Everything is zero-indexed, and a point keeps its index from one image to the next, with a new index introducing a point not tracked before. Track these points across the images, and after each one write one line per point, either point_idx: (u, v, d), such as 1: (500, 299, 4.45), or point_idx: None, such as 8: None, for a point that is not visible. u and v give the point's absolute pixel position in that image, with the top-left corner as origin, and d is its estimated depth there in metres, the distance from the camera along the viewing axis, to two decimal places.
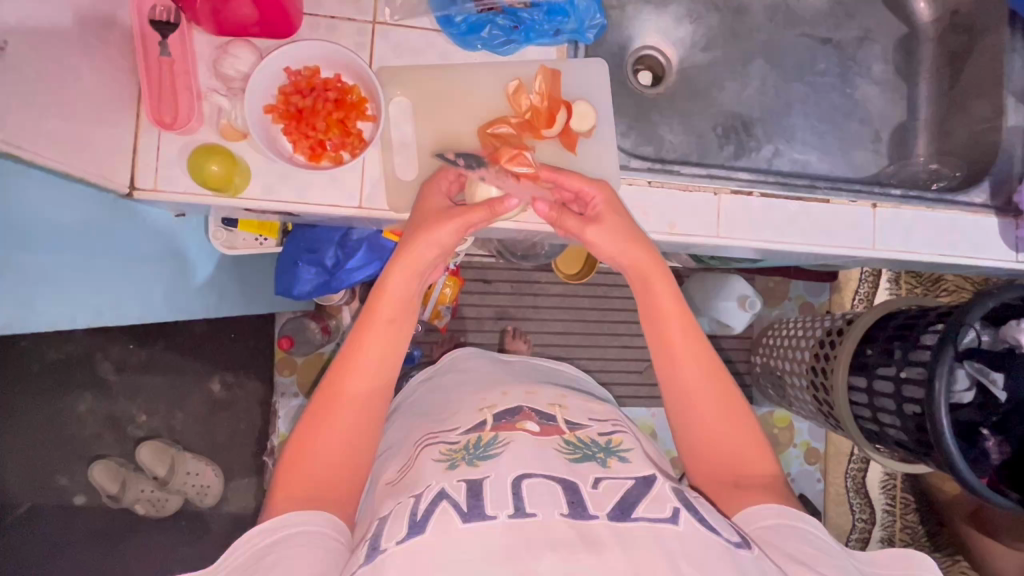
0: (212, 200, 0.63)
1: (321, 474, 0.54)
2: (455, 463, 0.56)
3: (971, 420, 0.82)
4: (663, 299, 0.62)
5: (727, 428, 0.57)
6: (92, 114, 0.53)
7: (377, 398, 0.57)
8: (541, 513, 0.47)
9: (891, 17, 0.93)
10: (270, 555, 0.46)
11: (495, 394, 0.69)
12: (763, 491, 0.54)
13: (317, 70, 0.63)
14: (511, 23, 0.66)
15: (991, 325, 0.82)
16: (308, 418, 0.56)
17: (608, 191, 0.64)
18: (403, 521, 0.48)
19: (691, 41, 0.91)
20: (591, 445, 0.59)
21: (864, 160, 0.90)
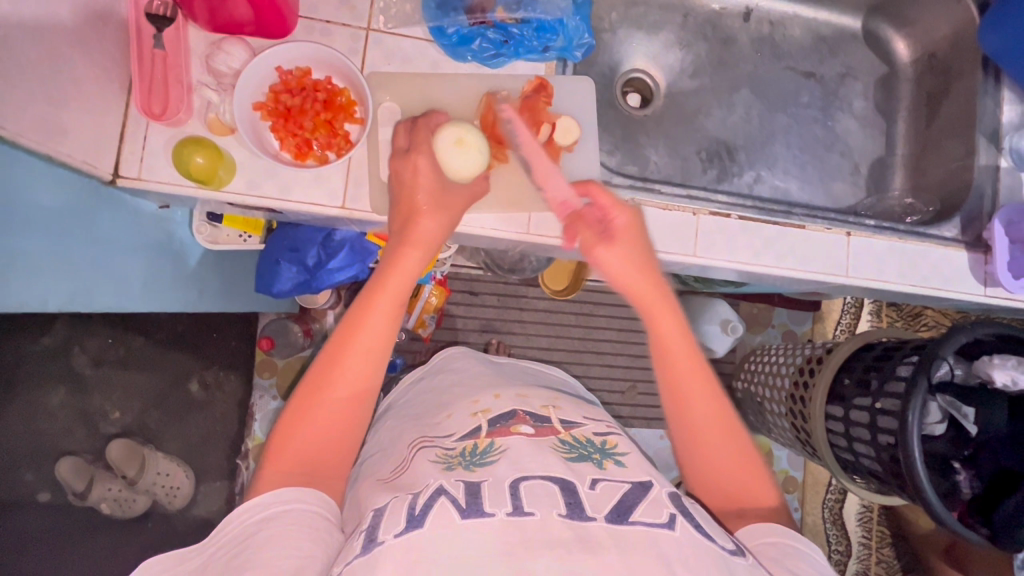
0: (194, 192, 0.63)
1: (313, 451, 0.56)
2: (452, 466, 0.56)
3: (942, 453, 0.83)
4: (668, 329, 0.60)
5: (723, 462, 0.59)
6: (80, 98, 0.53)
7: (362, 395, 0.58)
8: (539, 512, 0.47)
9: (872, 55, 0.96)
10: (262, 529, 0.49)
11: (487, 397, 0.69)
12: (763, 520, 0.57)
13: (308, 71, 0.64)
14: (501, 37, 0.68)
15: (965, 360, 0.85)
16: (291, 412, 0.57)
17: (635, 218, 0.64)
18: (400, 515, 0.49)
19: (681, 67, 0.94)
20: (587, 445, 0.59)
21: (843, 192, 0.93)
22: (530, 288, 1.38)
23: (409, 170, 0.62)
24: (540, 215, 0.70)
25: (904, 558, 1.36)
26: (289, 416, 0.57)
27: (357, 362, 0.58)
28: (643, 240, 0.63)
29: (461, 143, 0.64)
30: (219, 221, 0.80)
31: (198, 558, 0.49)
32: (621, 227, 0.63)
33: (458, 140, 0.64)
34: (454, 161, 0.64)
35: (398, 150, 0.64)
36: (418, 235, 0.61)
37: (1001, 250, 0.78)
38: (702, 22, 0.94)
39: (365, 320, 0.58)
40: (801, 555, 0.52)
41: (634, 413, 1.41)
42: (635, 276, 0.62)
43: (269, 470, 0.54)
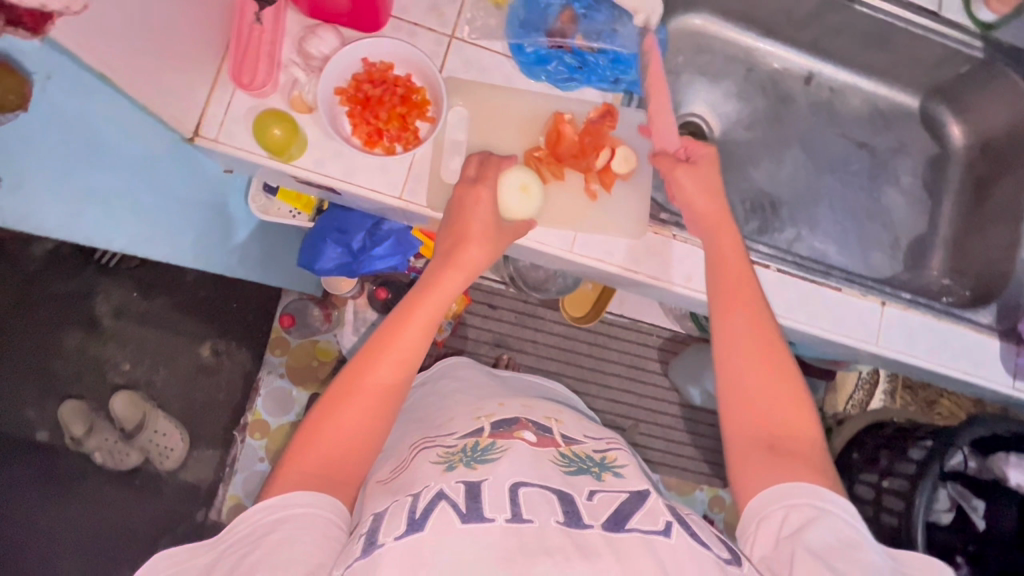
0: (266, 161, 0.66)
1: (335, 454, 0.54)
2: (452, 465, 0.55)
3: (947, 543, 0.82)
4: (727, 250, 0.63)
5: (771, 391, 0.55)
6: (180, 55, 0.57)
7: (391, 399, 0.57)
8: (538, 520, 0.47)
9: (925, 136, 0.98)
10: (272, 534, 0.47)
11: (492, 404, 0.70)
12: (804, 467, 0.52)
13: (391, 66, 0.68)
14: (576, 63, 0.71)
15: (980, 453, 0.83)
16: (320, 409, 0.56)
17: (717, 154, 0.69)
18: (400, 519, 0.48)
19: (736, 117, 0.96)
20: (586, 460, 0.59)
21: (879, 262, 0.94)
22: (548, 310, 1.39)
23: (470, 199, 0.64)
24: (587, 235, 0.71)
25: None
26: (320, 413, 0.56)
27: (389, 366, 0.57)
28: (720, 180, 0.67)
29: (526, 190, 0.66)
30: (274, 193, 0.83)
31: (209, 554, 0.49)
32: (705, 158, 0.68)
33: (523, 186, 0.66)
34: (513, 203, 0.66)
35: (465, 179, 0.66)
36: (465, 259, 0.63)
37: None
38: (765, 78, 0.96)
39: (405, 330, 0.59)
40: (824, 519, 0.48)
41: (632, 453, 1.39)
42: (706, 201, 0.66)
43: (292, 467, 0.53)
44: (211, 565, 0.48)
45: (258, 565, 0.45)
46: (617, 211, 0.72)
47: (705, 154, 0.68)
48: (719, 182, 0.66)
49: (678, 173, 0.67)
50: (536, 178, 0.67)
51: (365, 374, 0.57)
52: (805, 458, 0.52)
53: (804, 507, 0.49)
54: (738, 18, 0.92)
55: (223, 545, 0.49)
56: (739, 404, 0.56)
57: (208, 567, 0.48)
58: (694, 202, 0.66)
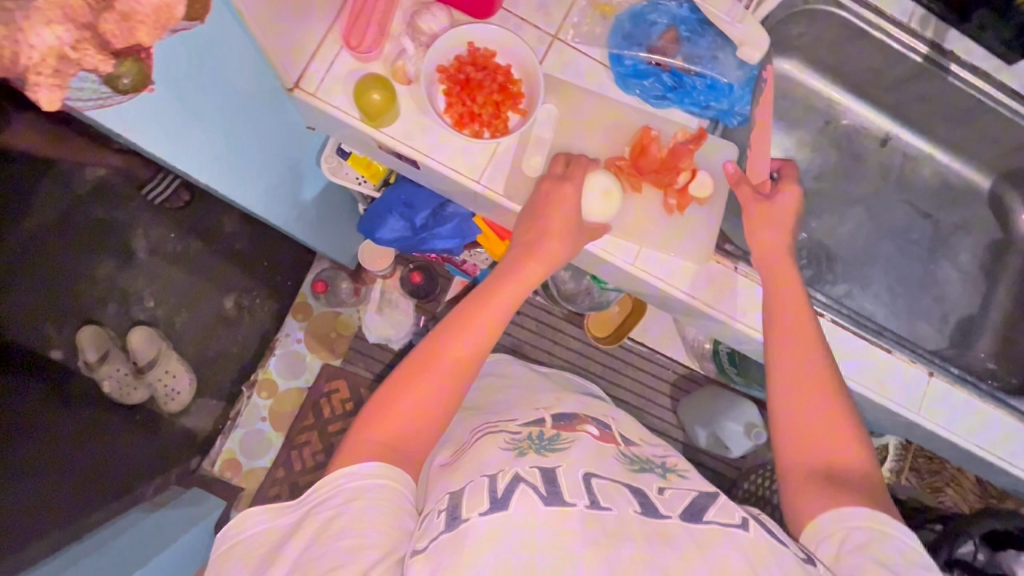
0: (356, 123, 0.67)
1: (407, 425, 0.55)
2: (523, 451, 0.57)
3: None
4: (787, 293, 0.64)
5: (827, 429, 0.56)
6: (301, 0, 0.58)
7: (462, 377, 0.58)
8: (615, 509, 0.48)
9: (991, 219, 0.97)
10: (356, 502, 0.48)
11: (549, 400, 0.74)
12: (858, 497, 0.51)
13: (493, 55, 0.69)
14: (672, 83, 0.72)
15: (989, 546, 0.88)
16: (393, 385, 0.57)
17: (795, 194, 0.69)
18: (483, 494, 0.48)
19: (805, 167, 0.96)
20: (649, 462, 0.62)
21: (926, 335, 0.93)
22: (572, 323, 1.39)
23: (554, 194, 0.66)
24: (651, 252, 0.71)
25: None
26: (395, 385, 0.57)
27: (463, 346, 0.59)
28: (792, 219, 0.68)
29: (608, 195, 0.67)
30: (346, 156, 0.85)
31: (291, 515, 0.50)
32: (784, 197, 0.68)
33: (607, 191, 0.67)
34: (595, 205, 0.67)
35: (552, 174, 0.68)
36: (543, 251, 0.64)
37: None
38: (841, 134, 0.97)
39: (481, 313, 0.60)
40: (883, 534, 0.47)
41: None
42: (771, 232, 0.67)
43: (365, 433, 0.54)
44: (294, 526, 0.49)
45: (345, 533, 0.46)
46: (685, 234, 0.72)
47: (790, 202, 0.68)
48: (794, 227, 0.67)
49: (751, 209, 0.69)
50: (618, 185, 0.69)
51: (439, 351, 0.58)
52: (858, 486, 0.52)
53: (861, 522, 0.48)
54: (826, 70, 0.92)
55: (303, 508, 0.50)
56: (791, 439, 0.57)
57: (291, 527, 0.49)
58: (762, 234, 0.67)
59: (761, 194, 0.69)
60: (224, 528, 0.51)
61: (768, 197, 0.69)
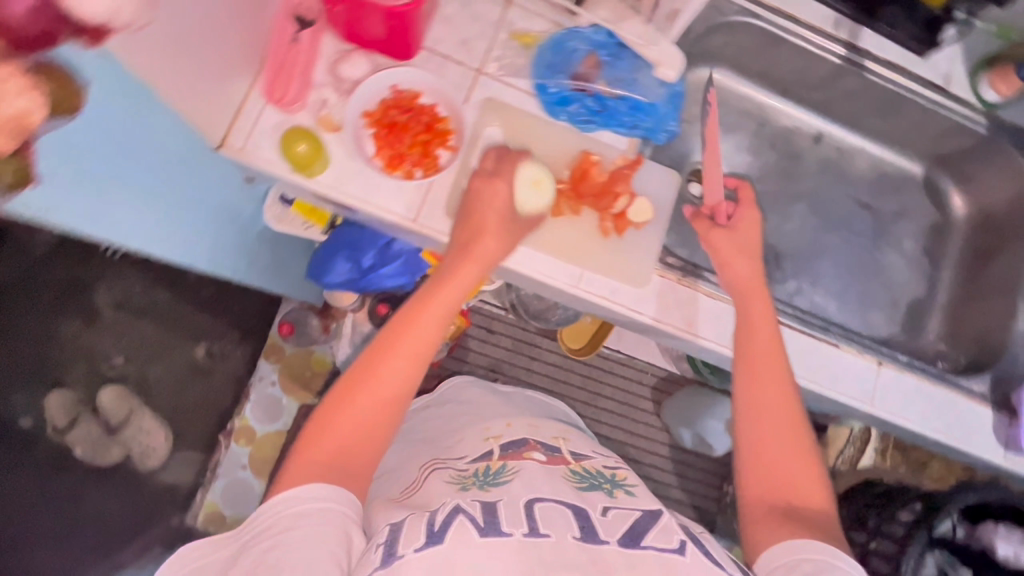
0: (286, 176, 0.67)
1: (350, 442, 0.54)
2: (465, 486, 0.59)
3: None
4: (756, 311, 0.65)
5: (786, 455, 0.56)
6: (219, 68, 0.59)
7: (403, 388, 0.57)
8: (554, 535, 0.49)
9: (928, 203, 1.00)
10: (293, 532, 0.47)
11: (500, 426, 0.74)
12: (811, 529, 0.52)
13: (418, 95, 0.70)
14: (597, 107, 0.74)
15: (968, 521, 0.89)
16: (332, 399, 0.56)
17: (752, 217, 0.72)
18: (419, 530, 0.49)
19: (746, 169, 0.98)
20: (598, 476, 0.63)
21: (878, 322, 0.96)
22: (545, 339, 1.39)
23: (489, 194, 0.66)
24: (592, 274, 0.73)
25: None
26: (336, 400, 0.55)
27: (405, 357, 0.57)
28: (754, 241, 0.70)
29: (538, 185, 0.69)
30: (289, 204, 0.85)
31: (231, 548, 0.49)
32: (743, 221, 0.71)
33: (536, 179, 0.68)
34: (525, 196, 0.68)
35: (483, 172, 0.68)
36: (480, 252, 0.64)
37: None
38: (776, 134, 0.99)
39: (421, 320, 0.59)
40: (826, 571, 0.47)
41: None
42: (743, 265, 0.68)
43: (306, 454, 0.52)
44: (234, 558, 0.48)
45: (280, 566, 0.45)
46: (624, 253, 0.73)
47: (751, 234, 0.71)
48: (756, 244, 0.70)
49: (714, 233, 0.71)
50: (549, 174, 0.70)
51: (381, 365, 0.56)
52: (817, 526, 0.53)
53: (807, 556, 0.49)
54: (753, 75, 0.95)
55: (243, 539, 0.49)
56: (749, 462, 0.57)
57: (230, 560, 0.48)
58: (733, 266, 0.69)
59: (716, 221, 0.73)
60: (163, 565, 0.50)
61: (727, 223, 0.72)
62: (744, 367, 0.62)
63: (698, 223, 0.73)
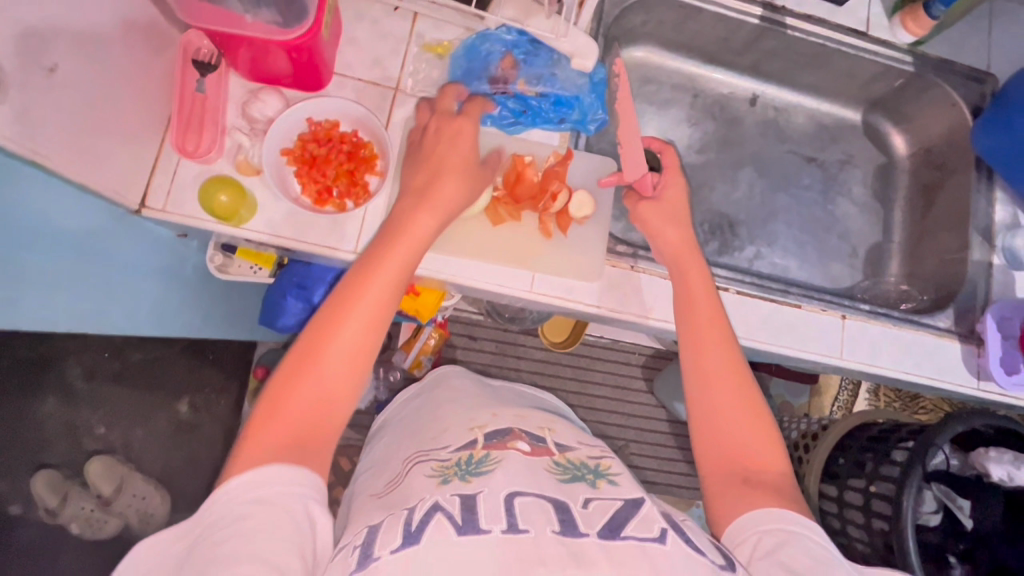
0: (214, 227, 0.65)
1: (311, 415, 0.51)
2: (447, 479, 0.54)
3: (937, 544, 0.83)
4: (693, 279, 0.65)
5: (738, 422, 0.57)
6: (120, 130, 0.58)
7: (364, 351, 0.53)
8: (533, 530, 0.47)
9: (871, 147, 1.01)
10: (256, 517, 0.43)
11: (485, 415, 0.68)
12: (767, 493, 0.53)
13: (336, 123, 0.69)
14: (520, 107, 0.73)
15: (961, 451, 0.85)
16: (288, 369, 0.52)
17: (680, 185, 0.70)
18: (397, 531, 0.48)
19: (689, 142, 0.98)
20: (581, 467, 0.58)
21: (840, 273, 0.96)
22: (530, 336, 1.37)
23: (450, 135, 0.63)
24: (545, 276, 0.71)
25: None
26: (292, 369, 0.51)
27: (361, 318, 0.53)
28: (684, 210, 0.69)
29: (474, 180, 0.69)
30: (233, 251, 0.82)
31: (182, 543, 0.44)
32: (670, 190, 0.70)
33: (471, 175, 0.69)
34: None
35: (445, 112, 0.66)
36: (436, 201, 0.60)
37: (994, 343, 0.80)
38: (712, 102, 0.99)
39: (375, 275, 0.55)
40: (795, 543, 0.48)
41: None
42: (672, 232, 0.67)
43: (264, 431, 0.49)
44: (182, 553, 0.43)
45: (234, 556, 0.41)
46: (572, 250, 0.72)
47: (675, 202, 0.70)
48: (686, 212, 0.69)
49: (642, 206, 0.69)
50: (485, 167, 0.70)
51: (336, 329, 0.52)
52: (776, 489, 0.54)
53: (775, 529, 0.49)
54: (679, 47, 0.95)
55: (197, 529, 0.44)
56: (702, 433, 0.58)
57: (182, 555, 0.43)
58: (664, 234, 0.68)
59: (648, 193, 0.71)
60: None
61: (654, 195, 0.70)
62: (690, 338, 0.61)
63: (627, 197, 0.71)
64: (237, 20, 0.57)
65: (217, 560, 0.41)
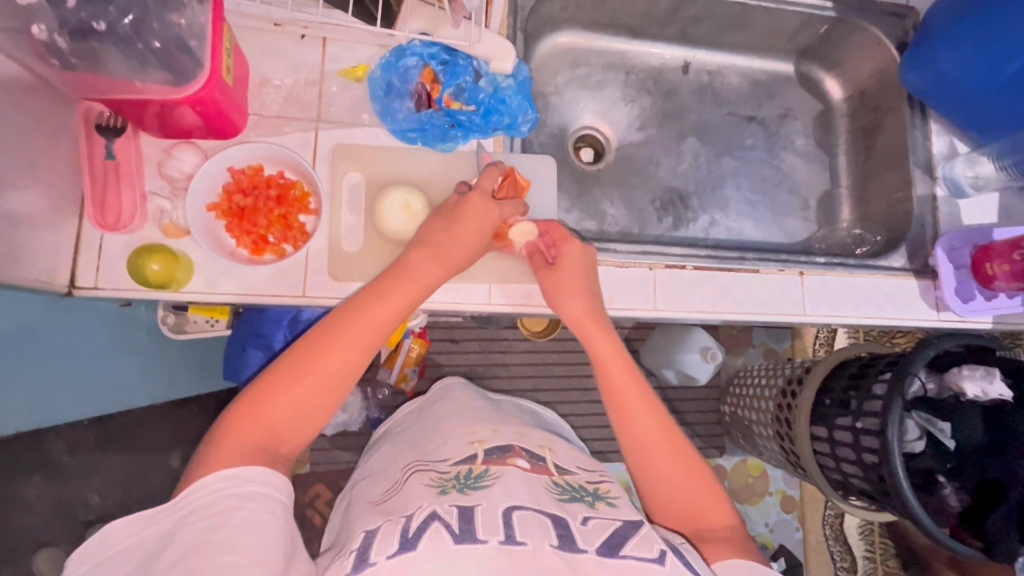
0: (152, 297, 0.63)
1: (281, 428, 0.53)
2: (445, 489, 0.54)
3: (929, 467, 0.80)
4: (602, 352, 0.65)
5: (683, 483, 0.59)
6: (31, 220, 0.55)
7: (345, 376, 0.56)
8: (531, 542, 0.47)
9: (807, 95, 1.01)
10: (238, 512, 0.46)
11: (485, 430, 0.66)
12: (723, 544, 0.55)
13: (260, 168, 0.66)
14: (449, 122, 0.72)
15: (936, 374, 0.83)
16: (269, 379, 0.54)
17: (581, 252, 0.67)
18: (392, 537, 0.47)
19: (628, 121, 0.97)
20: (579, 489, 0.58)
21: (796, 226, 0.97)
22: (509, 330, 1.36)
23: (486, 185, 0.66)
24: (501, 285, 0.71)
25: (910, 568, 1.33)
26: (267, 383, 0.54)
27: (347, 348, 0.56)
28: (589, 268, 0.68)
29: (408, 209, 0.67)
30: (184, 309, 0.80)
31: (167, 521, 0.46)
32: (567, 255, 0.67)
33: (404, 205, 0.67)
34: (393, 221, 0.67)
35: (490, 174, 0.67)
36: (437, 246, 0.62)
37: (947, 275, 0.81)
38: (645, 76, 0.98)
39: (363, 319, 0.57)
40: None
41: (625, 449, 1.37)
42: (575, 300, 0.66)
43: (235, 431, 0.51)
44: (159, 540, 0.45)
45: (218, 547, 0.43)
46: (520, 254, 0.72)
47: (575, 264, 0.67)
48: (590, 279, 0.67)
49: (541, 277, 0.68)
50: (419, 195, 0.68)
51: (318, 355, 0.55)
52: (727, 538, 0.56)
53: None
54: (602, 26, 0.93)
55: (179, 512, 0.46)
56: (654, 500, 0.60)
57: (168, 532, 0.46)
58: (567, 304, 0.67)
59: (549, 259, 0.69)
60: (89, 538, 0.46)
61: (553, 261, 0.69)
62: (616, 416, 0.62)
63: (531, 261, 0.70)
64: (131, 87, 0.54)
65: (195, 550, 0.43)
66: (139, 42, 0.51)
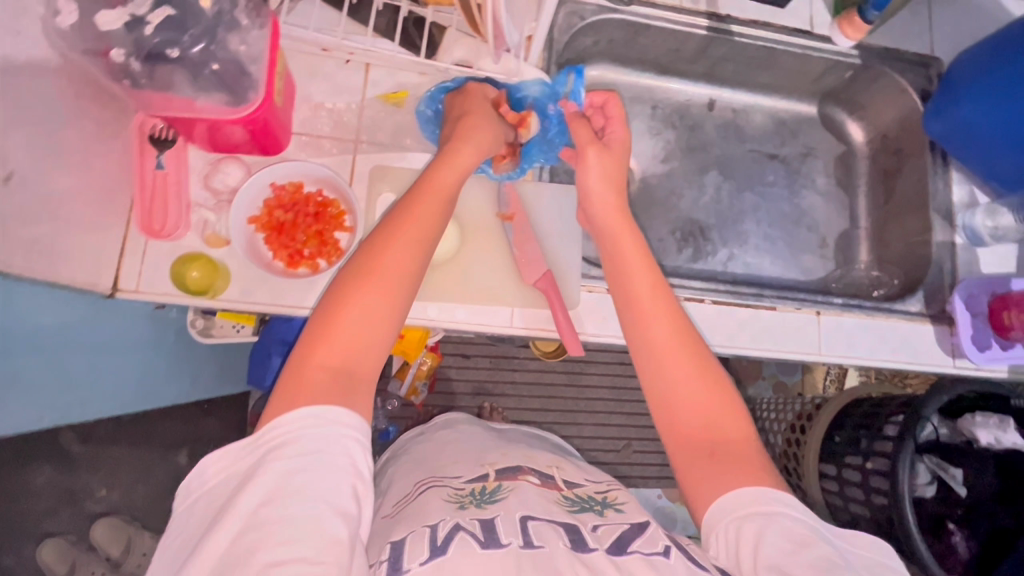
0: (189, 302, 0.66)
1: (352, 353, 0.52)
2: (463, 505, 0.56)
3: (937, 513, 0.80)
4: (628, 257, 0.63)
5: (692, 388, 0.57)
6: (85, 223, 0.58)
7: (403, 282, 0.55)
8: (548, 546, 0.48)
9: (829, 136, 1.03)
10: (319, 456, 0.46)
11: (495, 454, 0.68)
12: (735, 461, 0.54)
13: (300, 185, 0.69)
14: None
15: (948, 419, 0.83)
16: (334, 302, 0.53)
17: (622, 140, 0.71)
18: (422, 543, 0.49)
19: (652, 152, 0.99)
20: (589, 500, 0.59)
21: (812, 264, 0.99)
22: (522, 348, 1.37)
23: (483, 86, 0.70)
24: (524, 309, 0.73)
25: None
26: (338, 295, 0.53)
27: (407, 247, 0.55)
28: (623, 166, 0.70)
29: None
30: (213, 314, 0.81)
31: (251, 458, 0.47)
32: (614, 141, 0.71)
33: None
34: None
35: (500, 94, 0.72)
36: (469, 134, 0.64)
37: (965, 323, 0.82)
38: (671, 111, 1.00)
39: (414, 224, 0.56)
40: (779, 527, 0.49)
41: (629, 474, 1.37)
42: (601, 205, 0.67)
43: (309, 366, 0.51)
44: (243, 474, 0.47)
45: (302, 495, 0.44)
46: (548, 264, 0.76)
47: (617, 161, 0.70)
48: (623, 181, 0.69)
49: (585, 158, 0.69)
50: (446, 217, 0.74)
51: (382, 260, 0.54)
52: (744, 459, 0.55)
53: (800, 524, 0.49)
54: (632, 62, 0.96)
55: (263, 448, 0.47)
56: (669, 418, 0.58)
57: (250, 471, 0.46)
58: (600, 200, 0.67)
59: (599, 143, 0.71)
60: (189, 475, 0.48)
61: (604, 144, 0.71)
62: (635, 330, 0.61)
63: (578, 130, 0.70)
64: (189, 106, 0.57)
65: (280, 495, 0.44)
66: (203, 67, 0.55)
